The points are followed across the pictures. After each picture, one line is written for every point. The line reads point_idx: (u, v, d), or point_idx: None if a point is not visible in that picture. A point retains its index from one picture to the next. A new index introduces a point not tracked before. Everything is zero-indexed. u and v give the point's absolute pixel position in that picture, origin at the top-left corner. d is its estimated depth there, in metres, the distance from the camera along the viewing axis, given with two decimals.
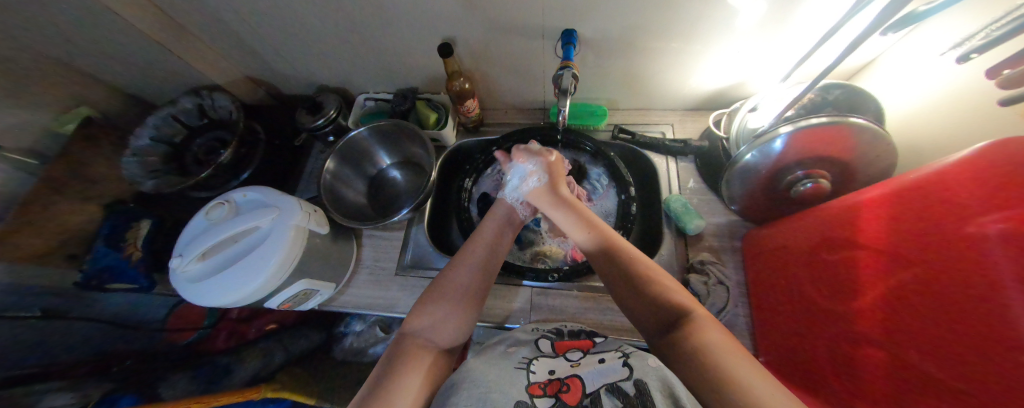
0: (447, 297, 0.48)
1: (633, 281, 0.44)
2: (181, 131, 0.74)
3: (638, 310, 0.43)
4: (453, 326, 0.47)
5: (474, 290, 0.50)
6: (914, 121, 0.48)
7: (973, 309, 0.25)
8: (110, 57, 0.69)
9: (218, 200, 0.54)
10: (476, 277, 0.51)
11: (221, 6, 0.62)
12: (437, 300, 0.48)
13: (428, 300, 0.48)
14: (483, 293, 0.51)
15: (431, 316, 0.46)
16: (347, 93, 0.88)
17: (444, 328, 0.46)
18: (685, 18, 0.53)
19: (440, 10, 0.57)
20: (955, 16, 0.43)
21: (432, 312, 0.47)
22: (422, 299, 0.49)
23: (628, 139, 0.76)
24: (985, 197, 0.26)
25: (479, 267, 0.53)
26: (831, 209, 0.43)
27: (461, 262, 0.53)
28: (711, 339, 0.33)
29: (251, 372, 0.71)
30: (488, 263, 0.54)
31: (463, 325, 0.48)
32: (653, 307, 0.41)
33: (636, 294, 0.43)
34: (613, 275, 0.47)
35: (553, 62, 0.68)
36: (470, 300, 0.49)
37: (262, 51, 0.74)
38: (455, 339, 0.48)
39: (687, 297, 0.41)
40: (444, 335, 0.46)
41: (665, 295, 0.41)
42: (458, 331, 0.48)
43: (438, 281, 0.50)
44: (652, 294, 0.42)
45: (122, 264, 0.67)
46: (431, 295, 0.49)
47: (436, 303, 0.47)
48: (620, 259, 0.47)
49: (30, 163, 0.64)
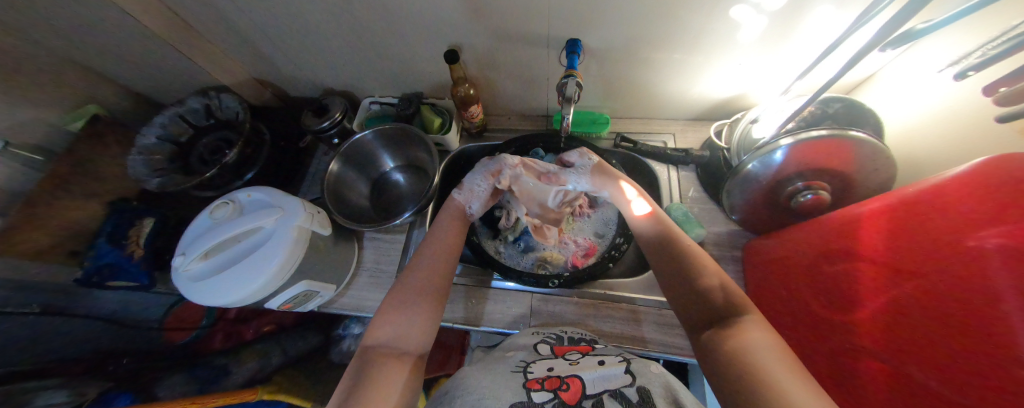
0: (408, 300, 0.48)
1: (694, 278, 0.45)
2: (187, 130, 0.75)
3: (688, 304, 0.44)
4: (418, 328, 0.46)
5: (431, 288, 0.50)
6: (913, 135, 0.49)
7: (975, 321, 0.25)
8: (121, 56, 0.70)
9: (223, 200, 0.55)
10: (434, 277, 0.52)
11: (234, 10, 0.63)
12: (394, 306, 0.47)
13: (387, 309, 0.47)
14: (444, 292, 0.52)
15: (393, 323, 0.46)
16: (353, 96, 0.90)
17: (408, 332, 0.46)
18: (689, 30, 0.54)
19: (447, 17, 0.58)
20: (950, 35, 0.44)
21: (392, 319, 0.46)
22: (383, 308, 0.48)
23: (630, 147, 0.77)
24: (988, 211, 0.27)
25: (435, 267, 0.53)
26: (831, 221, 0.43)
27: (416, 264, 0.53)
28: (754, 337, 0.35)
29: (248, 373, 0.71)
30: (446, 264, 0.54)
31: (427, 327, 0.47)
32: (703, 304, 0.42)
33: (688, 289, 0.45)
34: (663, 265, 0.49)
35: (558, 70, 0.69)
36: (431, 301, 0.49)
37: (272, 54, 0.75)
38: (424, 342, 0.47)
39: (742, 297, 0.41)
40: (410, 339, 0.46)
41: (721, 293, 0.42)
42: (424, 333, 0.47)
43: (395, 288, 0.50)
44: (705, 290, 0.43)
45: (124, 261, 0.66)
46: (388, 303, 0.48)
47: (392, 309, 0.47)
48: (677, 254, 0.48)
49: (36, 159, 0.65)
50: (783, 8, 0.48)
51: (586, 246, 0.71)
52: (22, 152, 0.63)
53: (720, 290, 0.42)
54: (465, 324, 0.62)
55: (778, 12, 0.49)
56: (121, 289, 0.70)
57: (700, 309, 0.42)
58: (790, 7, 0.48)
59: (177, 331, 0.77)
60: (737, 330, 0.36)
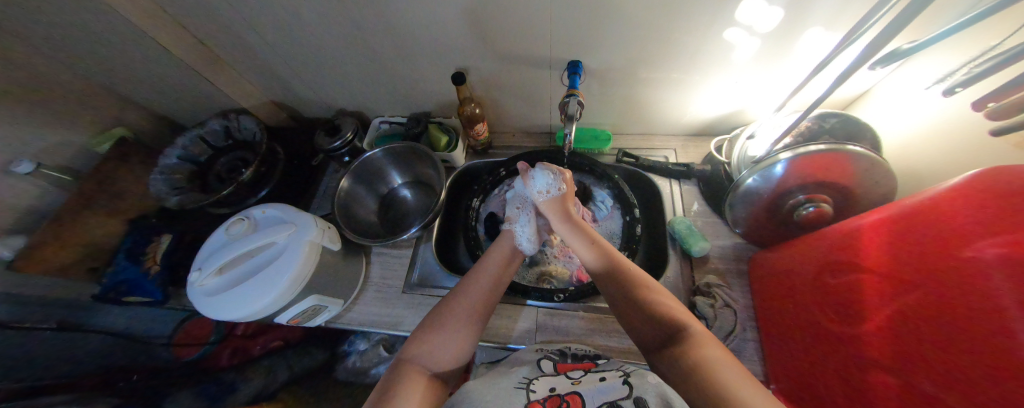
0: (458, 315, 0.49)
1: (637, 302, 0.45)
2: (207, 150, 0.78)
3: (643, 331, 0.44)
4: (459, 345, 0.47)
5: (483, 305, 0.52)
6: (909, 150, 0.50)
7: (980, 329, 0.25)
8: (149, 83, 0.75)
9: (238, 216, 0.57)
10: (487, 294, 0.53)
11: (256, 38, 0.68)
12: (441, 321, 0.48)
13: (429, 325, 0.48)
14: (487, 312, 0.52)
15: (433, 340, 0.46)
16: (364, 117, 0.94)
17: (449, 348, 0.46)
18: (685, 51, 0.57)
19: (454, 41, 0.62)
20: (936, 53, 0.45)
21: (432, 336, 0.47)
22: (428, 321, 0.49)
23: (632, 162, 0.79)
24: (986, 224, 0.27)
25: (487, 287, 0.54)
26: (833, 233, 0.44)
27: (470, 280, 0.55)
28: (708, 352, 0.35)
29: (255, 388, 0.72)
30: (496, 282, 0.56)
31: (467, 344, 0.48)
32: (655, 329, 0.42)
33: (639, 315, 0.45)
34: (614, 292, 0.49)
35: (560, 90, 0.72)
36: (473, 322, 0.50)
37: (289, 78, 0.79)
38: (459, 359, 0.47)
39: (683, 313, 0.43)
40: (448, 355, 0.46)
41: (666, 311, 0.43)
42: (461, 350, 0.47)
43: (447, 301, 0.52)
44: (655, 312, 0.43)
45: (142, 279, 0.68)
46: (435, 315, 0.49)
47: (439, 324, 0.48)
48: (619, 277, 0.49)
49: (64, 179, 0.70)
50: (774, 30, 0.50)
51: None
52: (51, 172, 0.68)
53: (667, 310, 0.43)
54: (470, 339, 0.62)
55: (768, 34, 0.51)
56: (135, 305, 0.71)
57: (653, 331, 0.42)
58: (781, 28, 0.50)
59: (185, 348, 0.76)
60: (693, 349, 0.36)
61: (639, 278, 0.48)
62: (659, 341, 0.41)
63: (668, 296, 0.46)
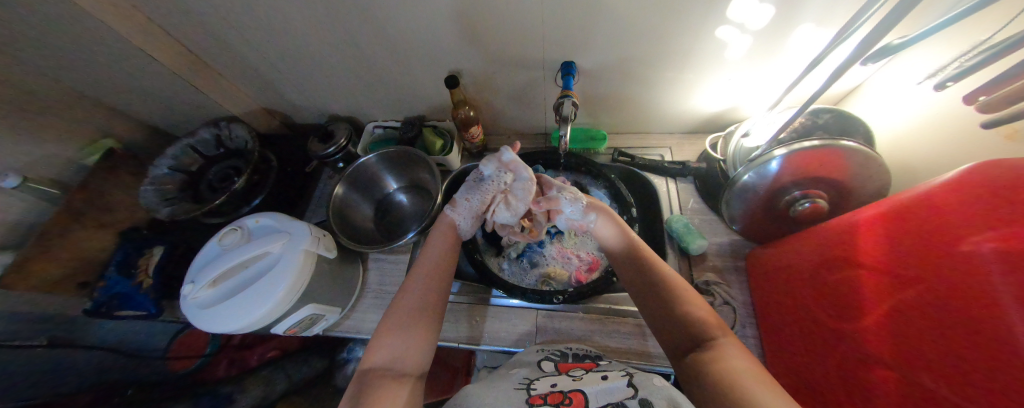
0: (405, 318, 0.48)
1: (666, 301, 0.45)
2: (199, 160, 0.77)
3: (665, 329, 0.44)
4: (416, 346, 0.46)
5: (431, 304, 0.50)
6: (902, 144, 0.50)
7: (979, 323, 0.25)
8: (137, 93, 0.74)
9: (232, 226, 0.56)
10: (433, 292, 0.52)
11: (244, 44, 0.67)
12: (392, 327, 0.47)
13: (384, 329, 0.47)
14: (439, 306, 0.51)
15: (390, 344, 0.45)
16: (358, 122, 0.93)
17: (407, 352, 0.45)
18: (678, 50, 0.57)
19: (446, 44, 0.61)
20: (926, 47, 0.45)
21: (389, 340, 0.45)
22: (379, 329, 0.47)
23: (628, 161, 0.78)
24: (981, 218, 0.27)
25: (431, 285, 0.52)
26: (829, 229, 0.44)
27: (411, 281, 0.53)
28: (733, 363, 0.35)
29: (252, 399, 0.70)
30: (439, 278, 0.54)
31: (427, 344, 0.47)
32: (681, 331, 0.42)
33: (665, 311, 0.45)
34: (642, 286, 0.49)
35: (554, 90, 0.72)
36: (428, 318, 0.49)
37: (280, 84, 0.78)
38: (422, 360, 0.46)
39: (713, 317, 0.42)
40: (408, 359, 0.45)
41: (696, 315, 0.42)
42: (422, 351, 0.46)
43: (392, 307, 0.49)
44: (681, 311, 0.43)
45: (133, 292, 0.68)
46: (385, 323, 0.47)
47: (391, 330, 0.46)
48: (650, 274, 0.48)
49: (53, 192, 0.70)
50: (766, 26, 0.50)
51: (588, 260, 0.71)
52: (38, 185, 0.67)
53: (696, 313, 0.42)
54: (470, 344, 0.61)
55: (760, 32, 0.51)
56: (128, 319, 0.70)
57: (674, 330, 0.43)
58: (773, 25, 0.50)
59: (180, 360, 0.75)
60: (718, 356, 0.36)
61: (673, 281, 0.47)
62: (682, 344, 0.41)
63: (694, 297, 0.45)
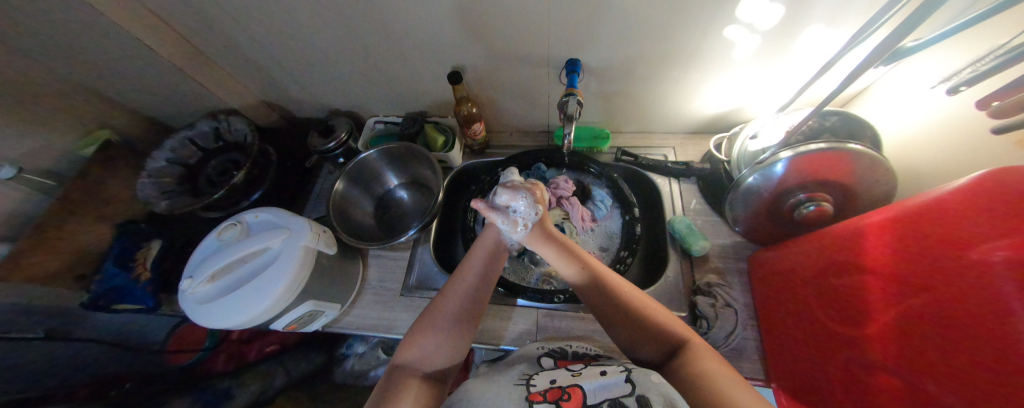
0: (443, 319, 0.48)
1: (633, 318, 0.45)
2: (197, 153, 0.76)
3: (633, 339, 0.45)
4: (449, 348, 0.47)
5: (472, 307, 0.51)
6: (910, 148, 0.50)
7: (989, 333, 0.25)
8: (134, 84, 0.72)
9: (231, 221, 0.55)
10: (476, 296, 0.52)
11: (245, 36, 0.65)
12: (428, 326, 0.47)
13: (419, 329, 0.47)
14: (477, 311, 0.51)
15: (423, 344, 0.46)
16: (358, 117, 0.92)
17: (439, 352, 0.46)
18: (686, 48, 0.56)
19: (450, 39, 0.60)
20: (942, 51, 0.45)
21: (424, 339, 0.46)
22: (415, 326, 0.48)
23: (631, 161, 0.78)
24: (992, 226, 0.27)
25: (473, 287, 0.52)
26: (836, 233, 0.43)
27: (454, 283, 0.53)
28: (705, 366, 0.37)
29: (250, 396, 0.69)
30: (484, 282, 0.53)
31: (458, 347, 0.48)
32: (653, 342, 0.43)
33: (632, 329, 0.45)
34: (606, 307, 0.47)
35: (558, 88, 0.71)
36: (462, 323, 0.49)
37: (280, 77, 0.77)
38: (453, 361, 0.47)
39: (677, 323, 0.44)
40: (438, 360, 0.46)
41: (661, 327, 0.43)
42: (452, 354, 0.47)
43: (431, 306, 0.50)
44: (649, 325, 0.44)
45: (131, 285, 0.67)
46: (422, 320, 0.48)
47: (427, 329, 0.47)
48: (610, 295, 0.47)
49: (47, 184, 0.69)
50: (776, 26, 0.50)
51: None
52: (33, 177, 0.67)
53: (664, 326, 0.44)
54: (470, 342, 0.61)
55: (770, 32, 0.51)
56: (126, 312, 0.70)
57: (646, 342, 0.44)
58: (783, 25, 0.49)
59: (178, 354, 0.76)
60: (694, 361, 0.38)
61: (635, 297, 0.47)
62: (655, 352, 0.43)
63: (655, 309, 0.46)
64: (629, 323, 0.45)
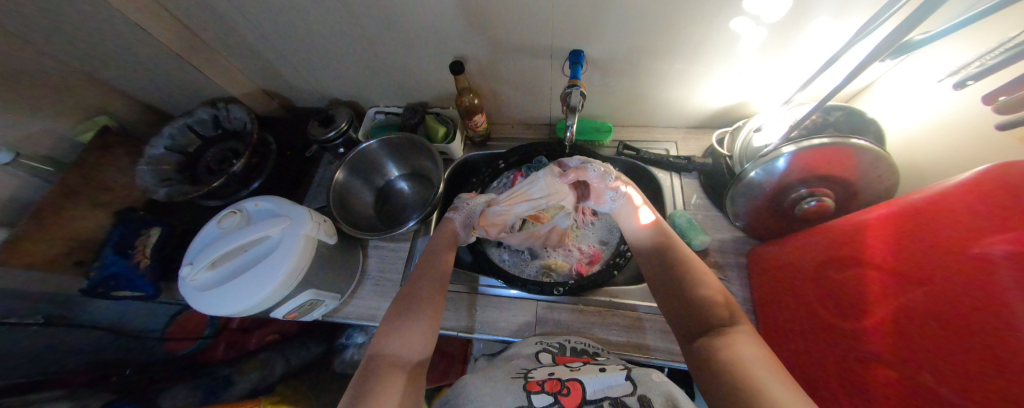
0: (408, 306, 0.49)
1: (685, 290, 0.44)
2: (196, 141, 0.76)
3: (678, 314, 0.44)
4: (418, 334, 0.46)
5: (432, 292, 0.52)
6: (914, 144, 0.49)
7: (989, 327, 0.25)
8: (130, 70, 0.71)
9: (231, 209, 0.55)
10: (434, 283, 0.53)
11: (244, 23, 0.64)
12: (394, 316, 0.47)
13: (387, 321, 0.47)
14: (438, 298, 0.52)
15: (392, 335, 0.45)
16: (359, 107, 0.91)
17: (409, 339, 0.45)
18: (692, 40, 0.55)
19: (452, 28, 0.59)
20: (950, 44, 0.44)
21: (391, 330, 0.46)
22: (385, 319, 0.48)
23: (633, 155, 0.77)
24: (995, 221, 0.27)
25: (432, 275, 0.54)
26: (838, 227, 0.43)
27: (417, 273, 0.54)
28: (745, 350, 0.34)
29: (251, 383, 0.70)
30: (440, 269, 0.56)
31: (428, 332, 0.47)
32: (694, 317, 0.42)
33: (683, 301, 0.44)
34: (662, 278, 0.48)
35: (561, 80, 0.70)
36: (428, 302, 0.50)
37: (280, 65, 0.76)
38: (425, 348, 0.46)
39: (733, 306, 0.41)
40: (410, 346, 0.45)
41: (712, 303, 0.41)
42: (424, 339, 0.46)
43: (399, 297, 0.51)
44: (697, 300, 0.43)
45: (130, 272, 0.67)
46: (392, 312, 0.48)
47: (394, 319, 0.47)
48: (671, 267, 0.48)
49: (45, 169, 0.68)
50: (783, 19, 0.49)
51: (590, 253, 0.71)
52: (32, 162, 0.66)
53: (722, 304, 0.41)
54: (469, 332, 0.61)
55: (777, 25, 0.50)
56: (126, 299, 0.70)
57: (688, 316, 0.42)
58: (790, 18, 0.49)
59: (179, 342, 0.77)
60: (729, 339, 0.36)
61: (694, 271, 0.46)
62: (693, 328, 0.41)
63: (715, 286, 0.44)
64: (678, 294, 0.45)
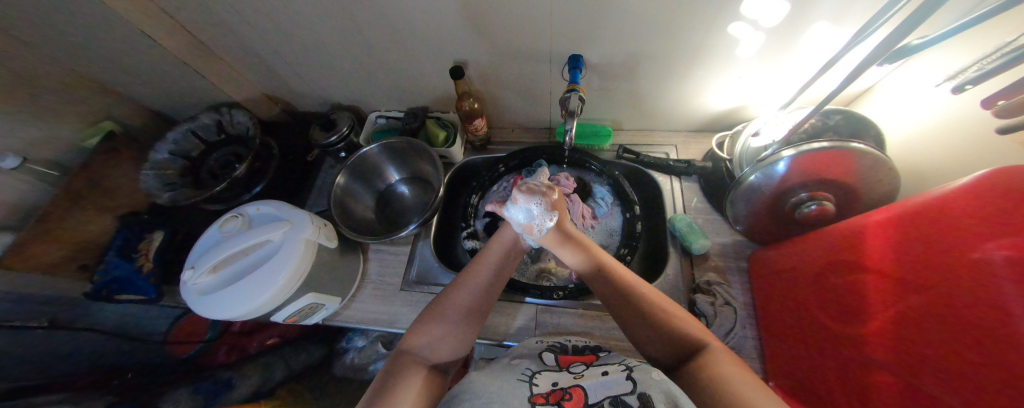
0: (465, 298, 0.50)
1: (643, 317, 0.45)
2: (199, 146, 0.76)
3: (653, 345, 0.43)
4: (461, 333, 0.48)
5: (490, 293, 0.53)
6: (914, 148, 0.49)
7: (988, 330, 0.25)
8: (136, 76, 0.73)
9: (233, 213, 0.56)
10: (496, 280, 0.54)
11: (249, 30, 0.66)
12: (448, 308, 0.49)
13: (439, 311, 0.49)
14: (486, 310, 0.51)
15: (430, 333, 0.46)
16: (361, 112, 0.92)
17: (451, 336, 0.47)
18: (690, 45, 0.56)
19: (453, 33, 0.60)
20: (945, 49, 0.45)
21: (436, 328, 0.47)
22: (433, 307, 0.49)
23: (633, 158, 0.77)
24: (992, 225, 0.27)
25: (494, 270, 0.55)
26: (837, 231, 0.43)
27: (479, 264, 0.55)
28: (724, 368, 0.35)
29: (249, 389, 0.70)
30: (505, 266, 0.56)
31: (468, 332, 0.49)
32: (666, 343, 0.42)
33: (645, 329, 0.44)
34: (616, 302, 0.48)
35: (560, 84, 0.70)
36: (485, 300, 0.51)
37: (283, 71, 0.77)
38: (459, 349, 0.48)
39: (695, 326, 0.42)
40: (450, 343, 0.47)
41: (676, 329, 0.42)
42: (462, 339, 0.48)
43: (456, 284, 0.52)
44: (660, 327, 0.43)
45: (132, 276, 0.67)
46: (444, 300, 0.50)
47: (446, 311, 0.49)
48: (623, 291, 0.48)
49: (50, 174, 0.70)
50: (780, 24, 0.49)
51: None
52: (37, 167, 0.67)
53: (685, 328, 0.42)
54: None
55: (775, 30, 0.50)
56: (129, 302, 0.70)
57: (660, 344, 0.42)
58: (788, 22, 0.49)
59: (179, 345, 0.76)
60: (708, 365, 0.36)
61: (644, 293, 0.47)
62: (673, 355, 0.41)
63: (670, 311, 0.45)
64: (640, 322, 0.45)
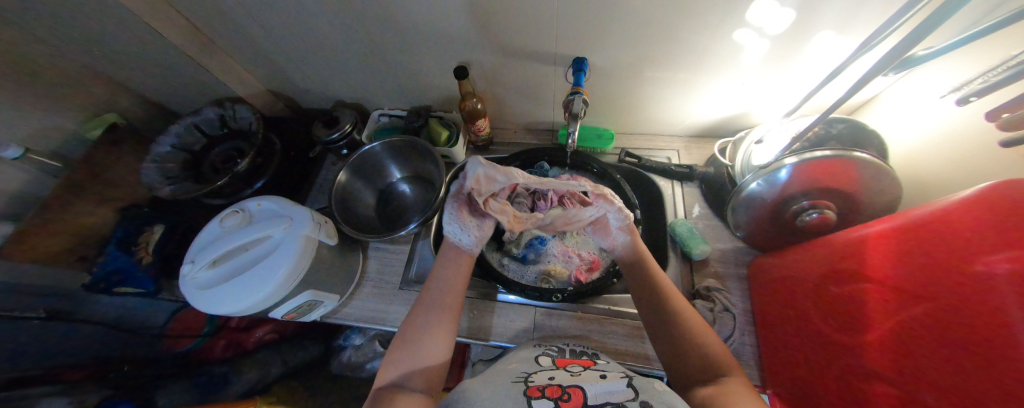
0: (428, 311, 0.51)
1: (675, 335, 0.46)
2: (201, 140, 0.77)
3: (678, 364, 0.43)
4: (434, 343, 0.47)
5: (450, 299, 0.53)
6: (918, 158, 0.49)
7: (988, 342, 0.25)
8: (140, 69, 0.73)
9: (234, 208, 0.55)
10: (452, 285, 0.55)
11: (254, 26, 0.66)
12: (415, 324, 0.49)
13: (404, 336, 0.48)
14: (458, 305, 0.53)
15: (405, 354, 0.45)
16: (364, 109, 0.92)
17: (425, 349, 0.46)
18: (694, 50, 0.56)
19: (457, 33, 0.60)
20: (952, 60, 0.45)
21: (404, 348, 0.46)
22: (397, 340, 0.48)
23: (634, 162, 0.78)
24: (996, 239, 0.27)
25: (452, 278, 0.56)
26: (836, 241, 0.44)
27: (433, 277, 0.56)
28: (739, 400, 0.34)
29: (248, 383, 0.71)
30: (459, 273, 0.57)
31: (443, 340, 0.48)
32: (689, 363, 0.42)
33: (678, 346, 0.45)
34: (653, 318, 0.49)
35: (564, 87, 0.71)
36: (449, 308, 0.52)
37: (287, 67, 0.77)
38: (440, 354, 0.47)
39: (723, 353, 0.42)
40: (427, 356, 0.46)
41: (708, 353, 0.42)
42: (439, 349, 0.47)
43: (418, 303, 0.53)
44: (692, 346, 0.43)
45: (132, 267, 0.68)
46: (411, 322, 0.50)
47: (413, 329, 0.48)
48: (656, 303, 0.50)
49: (54, 165, 0.69)
50: (784, 32, 0.49)
51: (589, 260, 0.70)
52: (40, 158, 0.66)
53: (709, 351, 0.42)
54: (467, 337, 0.61)
55: (780, 38, 0.50)
56: (127, 295, 0.70)
57: (686, 366, 0.42)
58: (792, 31, 0.49)
59: (180, 339, 0.76)
60: (723, 394, 0.36)
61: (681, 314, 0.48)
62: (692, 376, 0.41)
63: (708, 337, 0.44)
64: (673, 336, 0.45)
